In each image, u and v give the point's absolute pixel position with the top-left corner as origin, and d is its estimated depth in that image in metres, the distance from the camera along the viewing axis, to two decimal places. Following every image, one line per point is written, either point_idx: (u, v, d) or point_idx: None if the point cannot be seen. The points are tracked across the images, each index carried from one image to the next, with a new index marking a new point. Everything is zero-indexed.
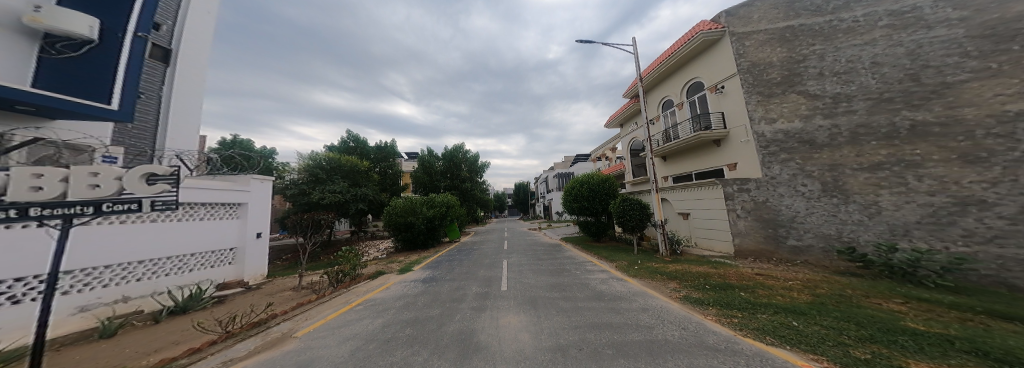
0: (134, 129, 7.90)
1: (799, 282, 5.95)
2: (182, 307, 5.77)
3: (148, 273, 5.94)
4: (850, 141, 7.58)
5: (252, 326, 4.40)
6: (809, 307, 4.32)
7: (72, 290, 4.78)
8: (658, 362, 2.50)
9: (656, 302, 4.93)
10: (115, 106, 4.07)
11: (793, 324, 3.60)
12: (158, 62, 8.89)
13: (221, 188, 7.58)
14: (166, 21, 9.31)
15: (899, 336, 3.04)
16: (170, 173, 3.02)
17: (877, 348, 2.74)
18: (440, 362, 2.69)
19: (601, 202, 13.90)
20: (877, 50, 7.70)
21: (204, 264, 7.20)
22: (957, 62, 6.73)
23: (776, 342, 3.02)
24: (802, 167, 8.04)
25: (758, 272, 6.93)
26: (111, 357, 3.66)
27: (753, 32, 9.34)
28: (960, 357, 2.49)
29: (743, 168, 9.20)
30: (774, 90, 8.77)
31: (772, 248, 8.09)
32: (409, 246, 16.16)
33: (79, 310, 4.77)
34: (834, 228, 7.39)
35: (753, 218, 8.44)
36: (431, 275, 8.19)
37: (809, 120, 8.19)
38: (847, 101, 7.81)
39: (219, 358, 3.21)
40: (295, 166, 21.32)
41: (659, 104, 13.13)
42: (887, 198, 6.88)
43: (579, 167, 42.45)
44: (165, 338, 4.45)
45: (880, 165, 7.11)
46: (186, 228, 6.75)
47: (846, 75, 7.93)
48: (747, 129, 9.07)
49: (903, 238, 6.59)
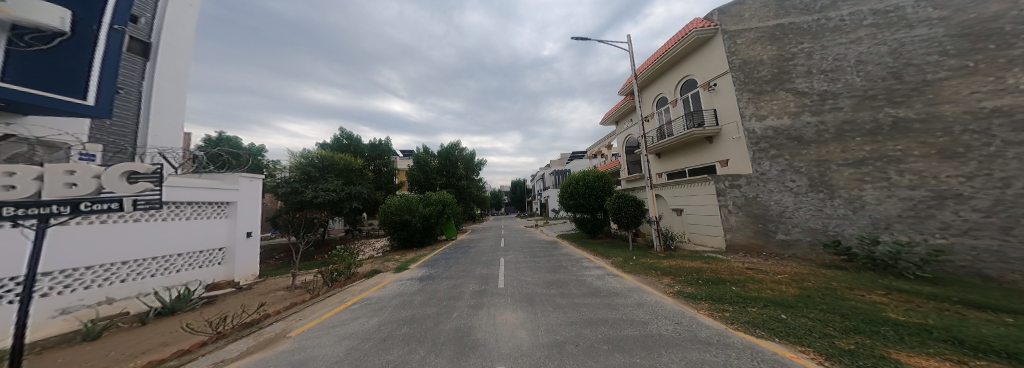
0: (112, 126, 7.67)
1: (787, 276, 6.09)
2: (169, 308, 5.66)
3: (133, 274, 5.78)
4: (837, 137, 7.76)
5: (244, 326, 4.34)
6: (796, 300, 4.46)
7: (51, 292, 4.61)
8: (653, 356, 2.54)
9: (650, 298, 5.03)
10: (90, 102, 4.00)
11: (782, 317, 3.69)
12: (136, 57, 8.57)
13: (206, 187, 7.36)
14: (144, 14, 8.95)
15: (881, 327, 3.16)
16: (152, 171, 2.98)
17: (861, 339, 2.83)
18: (437, 360, 2.68)
19: (596, 199, 13.98)
20: (862, 48, 7.85)
21: (192, 264, 7.03)
22: (937, 61, 6.93)
23: (766, 335, 3.09)
24: (790, 163, 8.21)
25: (748, 267, 7.08)
26: (97, 360, 3.59)
27: (743, 30, 9.44)
28: (937, 346, 2.59)
29: (735, 165, 9.35)
30: (764, 87, 8.92)
31: (762, 243, 8.26)
32: (405, 244, 16.04)
33: (60, 312, 4.63)
34: (819, 222, 7.61)
35: (743, 214, 8.58)
36: (428, 274, 8.16)
37: (798, 116, 8.35)
38: (834, 98, 7.98)
39: (210, 359, 3.17)
40: (286, 164, 20.97)
41: (653, 102, 13.28)
42: (871, 192, 7.08)
43: (575, 164, 42.61)
44: (152, 340, 4.35)
45: (864, 161, 7.31)
46: (173, 228, 6.58)
47: (833, 73, 8.09)
48: (739, 126, 9.19)
49: (884, 231, 6.84)
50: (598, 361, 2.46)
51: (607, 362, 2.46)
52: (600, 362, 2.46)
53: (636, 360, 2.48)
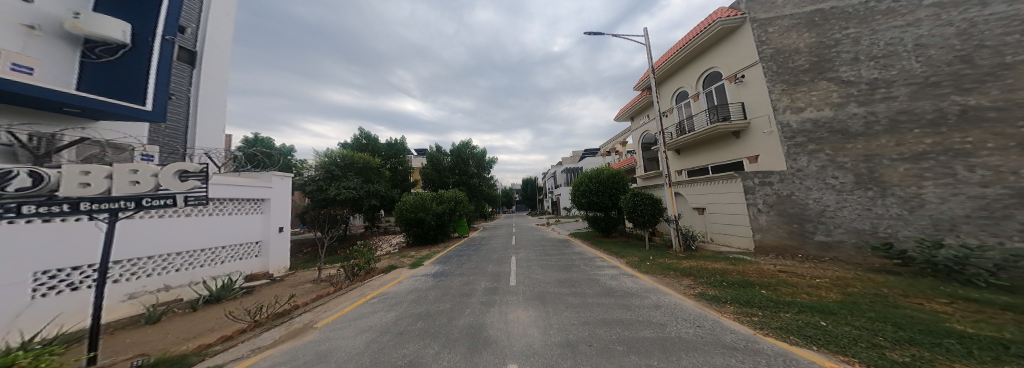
0: (167, 128, 8.38)
1: (828, 280, 5.66)
2: (215, 296, 6.17)
3: (186, 264, 6.31)
4: (889, 129, 7.07)
5: (277, 316, 4.63)
6: (839, 306, 4.11)
7: (121, 278, 5.18)
8: (672, 359, 2.45)
9: (668, 299, 4.84)
10: (148, 108, 5.07)
11: (822, 324, 3.42)
12: (184, 65, 9.29)
13: (244, 184, 7.85)
14: (190, 25, 9.62)
15: (945, 339, 2.85)
16: (199, 170, 3.29)
17: (918, 352, 2.57)
18: (450, 355, 2.74)
19: (611, 197, 13.65)
20: (922, 31, 7.08)
21: (234, 256, 7.57)
22: (1018, 41, 6.16)
23: (802, 342, 2.88)
24: (832, 158, 7.61)
25: (781, 269, 6.65)
26: (158, 341, 3.97)
27: (776, 18, 8.85)
28: (1015, 363, 2.30)
29: (765, 160, 8.85)
30: (802, 78, 8.32)
31: (798, 244, 7.75)
32: (419, 241, 16.44)
33: (127, 297, 5.21)
34: (868, 223, 6.95)
35: (775, 213, 8.10)
36: (441, 270, 8.35)
37: (842, 107, 7.71)
38: (886, 86, 7.26)
39: (249, 346, 3.38)
40: (311, 163, 22.22)
41: (672, 96, 12.75)
42: (932, 190, 6.36)
43: (587, 162, 41.65)
44: (202, 325, 4.75)
45: (924, 155, 6.58)
46: (217, 222, 7.12)
47: (885, 60, 7.37)
48: (771, 118, 8.65)
49: (949, 233, 6.09)
50: (612, 362, 2.41)
51: (623, 363, 2.39)
52: (614, 362, 2.41)
53: (651, 363, 2.39)
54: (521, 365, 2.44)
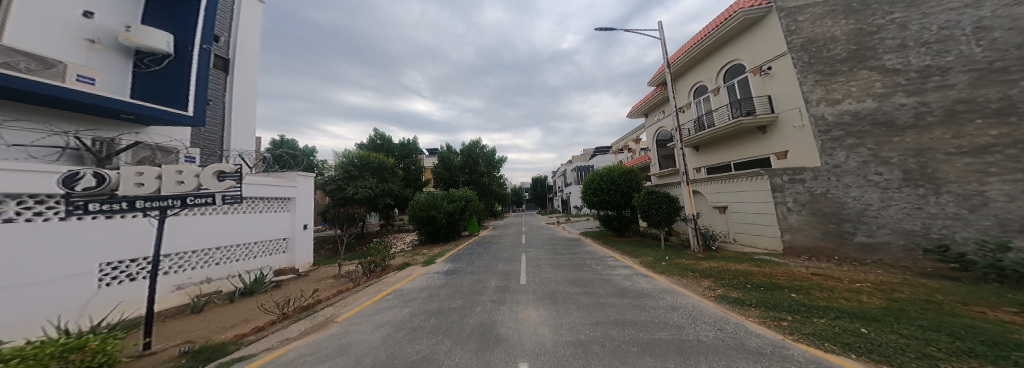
0: (206, 132, 9.00)
1: (869, 284, 5.24)
2: (249, 289, 6.54)
3: (225, 259, 6.77)
4: (944, 120, 6.38)
5: (303, 309, 4.85)
6: (883, 313, 3.79)
7: (170, 270, 5.64)
8: (690, 363, 2.35)
9: (686, 301, 4.65)
10: (191, 113, 5.52)
11: (861, 331, 3.19)
12: (219, 72, 9.88)
13: (273, 184, 8.29)
14: (224, 33, 10.21)
15: (1012, 352, 2.56)
16: (235, 170, 3.45)
17: (981, 365, 2.32)
18: (462, 352, 2.77)
19: (625, 195, 13.32)
20: (983, 12, 6.36)
21: (265, 251, 8.02)
22: None
23: (838, 350, 2.69)
24: (876, 154, 7.02)
25: (815, 272, 6.22)
26: (201, 329, 4.29)
27: (807, 6, 8.34)
28: None
29: (795, 157, 8.34)
30: (838, 67, 7.77)
31: (835, 245, 7.31)
32: (432, 239, 16.74)
33: (175, 288, 5.64)
34: (918, 224, 6.34)
35: (809, 212, 7.75)
36: (453, 268, 8.50)
37: (887, 98, 7.08)
38: (940, 74, 6.56)
39: (277, 338, 3.54)
40: (331, 164, 23.15)
41: (690, 91, 12.27)
42: (997, 187, 5.68)
43: (599, 160, 40.86)
44: (238, 315, 5.09)
45: (987, 148, 5.88)
46: (251, 219, 7.57)
47: (940, 45, 6.66)
48: (802, 112, 8.16)
49: (1018, 235, 5.41)
50: (626, 364, 2.35)
51: (638, 365, 2.32)
52: (628, 363, 2.36)
53: (668, 366, 2.31)
54: (532, 363, 2.43)
